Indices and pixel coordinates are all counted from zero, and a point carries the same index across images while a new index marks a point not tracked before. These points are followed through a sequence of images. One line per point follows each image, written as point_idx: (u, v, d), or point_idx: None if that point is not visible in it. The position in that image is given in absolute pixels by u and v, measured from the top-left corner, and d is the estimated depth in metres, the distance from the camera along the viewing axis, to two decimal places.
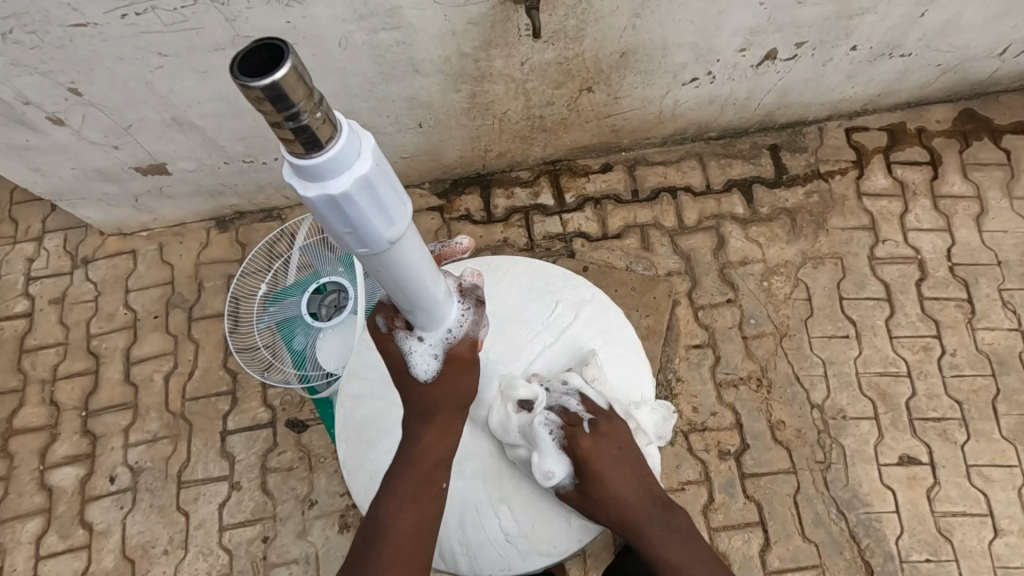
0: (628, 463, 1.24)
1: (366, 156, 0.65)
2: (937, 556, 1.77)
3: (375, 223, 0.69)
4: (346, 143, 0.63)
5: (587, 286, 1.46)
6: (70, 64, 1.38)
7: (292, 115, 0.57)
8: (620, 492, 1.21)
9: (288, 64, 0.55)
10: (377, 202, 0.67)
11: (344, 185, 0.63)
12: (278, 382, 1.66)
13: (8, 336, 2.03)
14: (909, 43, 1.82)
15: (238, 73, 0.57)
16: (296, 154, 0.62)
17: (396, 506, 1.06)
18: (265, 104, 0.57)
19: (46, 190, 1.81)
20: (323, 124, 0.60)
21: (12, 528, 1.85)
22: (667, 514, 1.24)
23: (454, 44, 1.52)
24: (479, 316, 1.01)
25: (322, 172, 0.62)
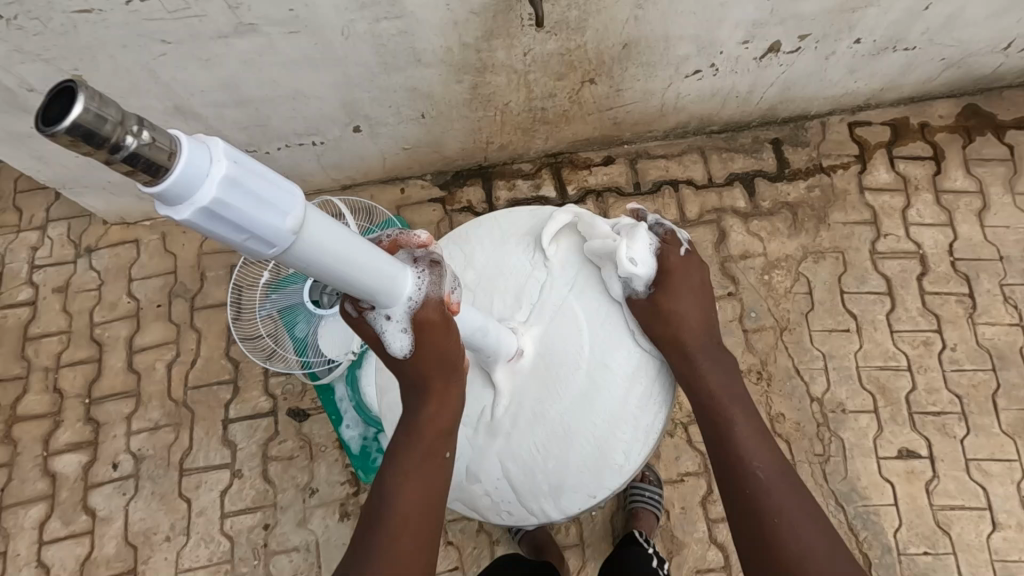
0: (695, 292, 1.26)
1: (223, 160, 0.62)
2: (935, 549, 1.77)
3: (267, 219, 0.65)
4: (191, 156, 0.59)
5: (557, 209, 1.41)
6: (72, 51, 1.39)
7: (114, 151, 0.54)
8: (682, 308, 1.23)
9: (82, 102, 0.52)
10: (262, 200, 0.64)
11: (210, 192, 0.60)
12: (281, 369, 1.69)
13: (12, 324, 2.04)
14: (911, 37, 1.82)
15: (47, 122, 0.54)
16: (145, 183, 0.59)
17: (402, 478, 1.07)
18: (79, 145, 0.54)
19: (49, 177, 1.82)
20: (154, 140, 0.56)
21: (15, 514, 1.86)
22: (718, 351, 1.26)
23: (456, 34, 1.52)
24: (437, 276, 0.97)
25: (180, 190, 0.59)
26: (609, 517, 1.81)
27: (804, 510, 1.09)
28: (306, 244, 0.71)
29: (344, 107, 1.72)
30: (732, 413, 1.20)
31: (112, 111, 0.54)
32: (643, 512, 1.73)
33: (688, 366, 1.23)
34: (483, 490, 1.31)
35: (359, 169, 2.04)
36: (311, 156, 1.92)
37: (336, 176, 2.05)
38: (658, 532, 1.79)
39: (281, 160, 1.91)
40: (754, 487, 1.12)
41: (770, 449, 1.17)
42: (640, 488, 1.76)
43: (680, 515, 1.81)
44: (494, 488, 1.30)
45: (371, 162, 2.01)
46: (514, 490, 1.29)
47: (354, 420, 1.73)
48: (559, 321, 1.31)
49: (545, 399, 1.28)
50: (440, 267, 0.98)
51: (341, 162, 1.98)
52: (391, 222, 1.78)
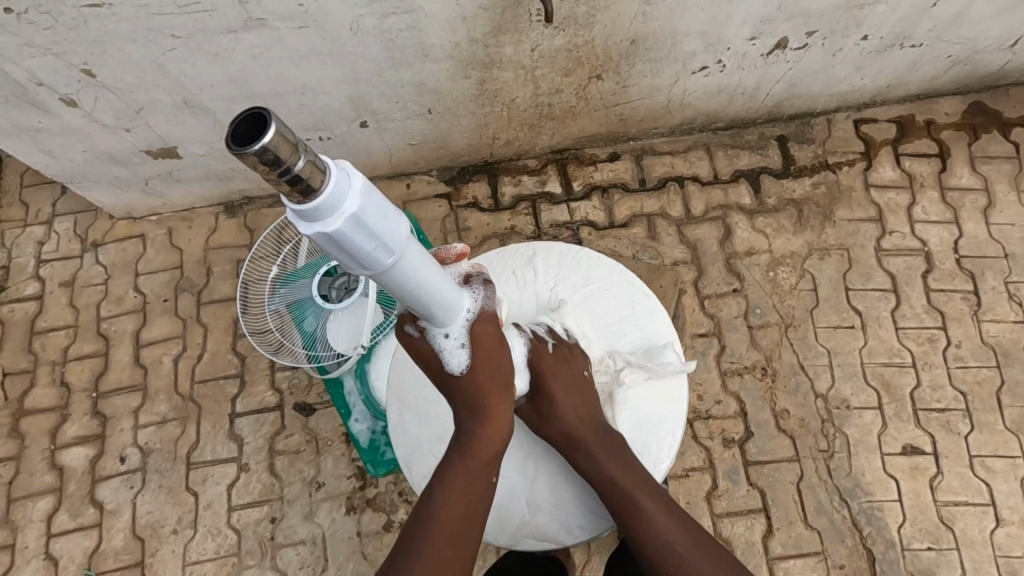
0: (578, 389, 1.26)
1: (358, 178, 0.68)
2: (938, 545, 1.78)
3: (394, 229, 0.71)
4: (338, 175, 0.65)
5: (524, 246, 1.46)
6: (83, 45, 1.39)
7: (289, 170, 0.59)
8: (563, 409, 1.23)
9: (273, 127, 0.58)
10: (386, 213, 0.70)
11: (355, 203, 0.66)
12: (288, 362, 1.68)
13: (19, 318, 2.05)
14: (919, 34, 1.82)
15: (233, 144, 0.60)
16: (297, 200, 0.63)
17: (444, 493, 1.09)
18: (261, 167, 0.59)
19: (57, 172, 1.82)
20: (316, 162, 0.62)
21: (23, 507, 1.87)
22: (610, 438, 1.25)
23: (464, 30, 1.52)
24: (490, 293, 1.03)
25: (334, 202, 0.64)
26: None
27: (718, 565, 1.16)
28: (409, 256, 0.76)
29: (350, 102, 1.72)
30: (633, 493, 1.20)
31: (289, 137, 0.60)
32: None
33: (580, 466, 1.24)
34: (551, 514, 1.29)
35: (365, 165, 2.04)
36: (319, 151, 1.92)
37: None
38: None
39: None
40: (672, 568, 1.16)
41: (674, 522, 1.20)
42: None
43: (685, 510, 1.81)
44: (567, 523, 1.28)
45: (378, 158, 2.01)
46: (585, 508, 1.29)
47: (361, 414, 1.75)
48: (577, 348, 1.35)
49: None
50: (491, 286, 1.04)
51: (347, 158, 1.98)
52: None
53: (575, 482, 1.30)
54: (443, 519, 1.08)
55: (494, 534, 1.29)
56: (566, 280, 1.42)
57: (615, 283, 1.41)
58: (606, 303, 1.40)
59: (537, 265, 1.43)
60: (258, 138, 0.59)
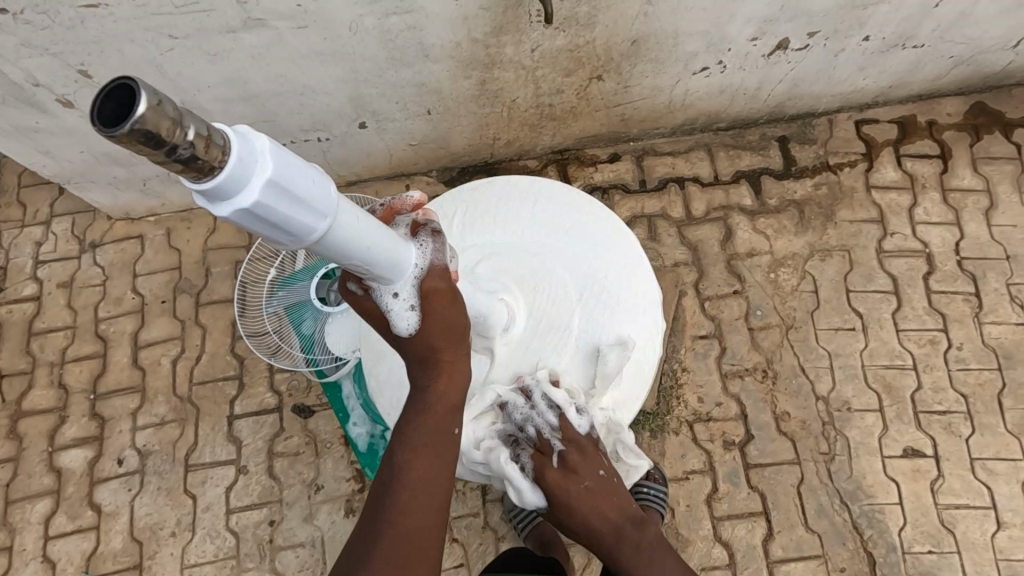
0: (596, 490, 1.26)
1: (258, 135, 0.66)
2: (939, 548, 1.78)
3: (309, 168, 0.71)
4: (238, 140, 0.62)
5: (490, 183, 1.46)
6: (80, 46, 1.38)
7: (178, 146, 0.56)
8: (579, 509, 1.24)
9: (143, 96, 0.54)
10: (299, 168, 0.68)
11: (263, 142, 0.65)
12: (287, 365, 1.67)
13: (17, 318, 2.04)
14: (922, 34, 1.81)
15: (103, 126, 0.55)
16: (214, 165, 0.60)
17: (409, 453, 1.02)
18: (160, 138, 0.55)
19: (54, 172, 1.81)
20: (210, 129, 0.59)
21: (22, 508, 1.86)
22: (641, 536, 1.28)
23: (464, 29, 1.51)
24: (439, 244, 1.00)
25: (247, 148, 0.63)
26: None
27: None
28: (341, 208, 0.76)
29: (350, 102, 1.71)
30: None
31: (170, 107, 0.56)
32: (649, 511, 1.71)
33: (614, 563, 1.26)
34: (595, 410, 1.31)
35: (365, 165, 2.03)
36: (318, 152, 1.91)
37: (341, 172, 2.04)
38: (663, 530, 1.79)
39: None
40: None
41: None
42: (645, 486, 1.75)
43: (685, 513, 1.81)
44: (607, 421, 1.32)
45: (377, 158, 2.00)
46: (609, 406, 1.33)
47: (360, 418, 1.76)
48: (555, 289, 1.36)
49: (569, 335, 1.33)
50: (441, 236, 1.00)
51: (347, 158, 1.97)
52: None
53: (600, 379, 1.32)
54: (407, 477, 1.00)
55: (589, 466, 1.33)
56: (534, 214, 1.43)
57: (579, 209, 1.43)
58: (573, 232, 1.41)
59: (507, 197, 1.44)
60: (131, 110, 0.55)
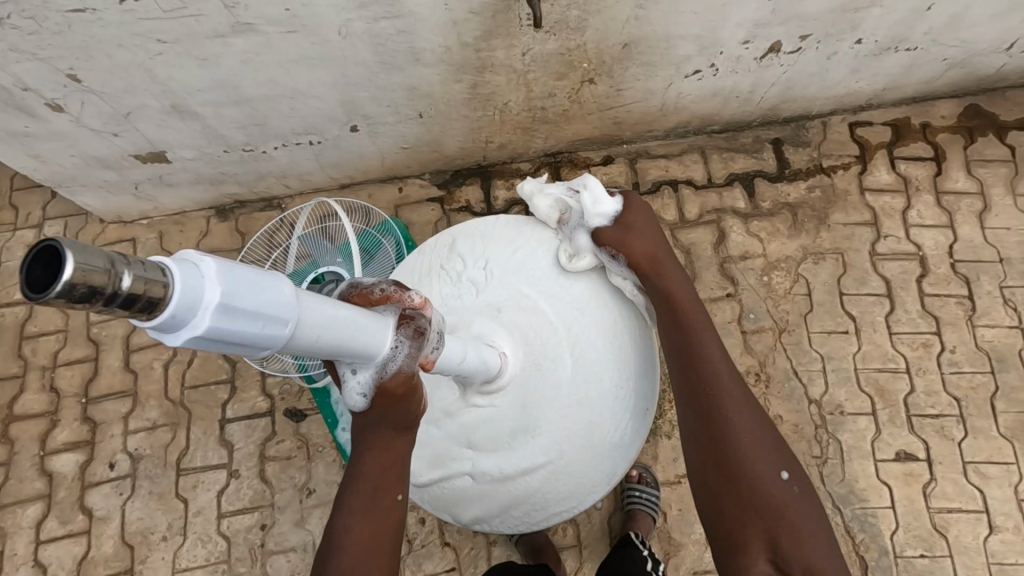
0: (650, 226, 1.26)
1: (213, 282, 0.60)
2: (931, 552, 1.78)
3: (272, 299, 0.65)
4: (176, 268, 0.58)
5: (518, 225, 1.40)
6: (69, 50, 1.38)
7: (113, 293, 0.53)
8: (640, 236, 1.24)
9: (66, 271, 0.51)
10: (250, 311, 0.62)
11: (214, 293, 0.59)
12: (276, 371, 1.73)
13: (9, 322, 2.04)
14: (914, 37, 1.80)
15: (37, 286, 0.53)
16: (146, 318, 0.57)
17: (350, 519, 0.98)
18: (81, 302, 0.53)
19: (46, 176, 1.81)
20: (144, 266, 0.55)
21: (13, 513, 1.86)
22: (675, 263, 1.25)
23: (455, 34, 1.51)
24: (416, 349, 0.87)
25: (188, 301, 0.58)
26: (607, 517, 1.81)
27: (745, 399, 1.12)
28: (310, 313, 0.70)
29: (342, 106, 1.71)
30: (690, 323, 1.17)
31: (95, 259, 0.53)
32: (640, 514, 1.72)
33: (650, 280, 1.21)
34: (528, 500, 1.31)
35: (358, 168, 2.02)
36: (310, 155, 1.91)
37: (334, 175, 2.04)
38: (655, 534, 1.79)
39: (280, 159, 1.90)
40: (708, 396, 1.11)
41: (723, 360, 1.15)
42: (637, 490, 1.76)
43: (677, 516, 1.80)
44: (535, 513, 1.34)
45: (370, 160, 2.00)
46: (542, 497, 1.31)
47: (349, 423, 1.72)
48: (545, 351, 1.28)
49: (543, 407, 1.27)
50: (423, 338, 0.88)
51: (339, 161, 1.97)
52: (388, 224, 1.75)
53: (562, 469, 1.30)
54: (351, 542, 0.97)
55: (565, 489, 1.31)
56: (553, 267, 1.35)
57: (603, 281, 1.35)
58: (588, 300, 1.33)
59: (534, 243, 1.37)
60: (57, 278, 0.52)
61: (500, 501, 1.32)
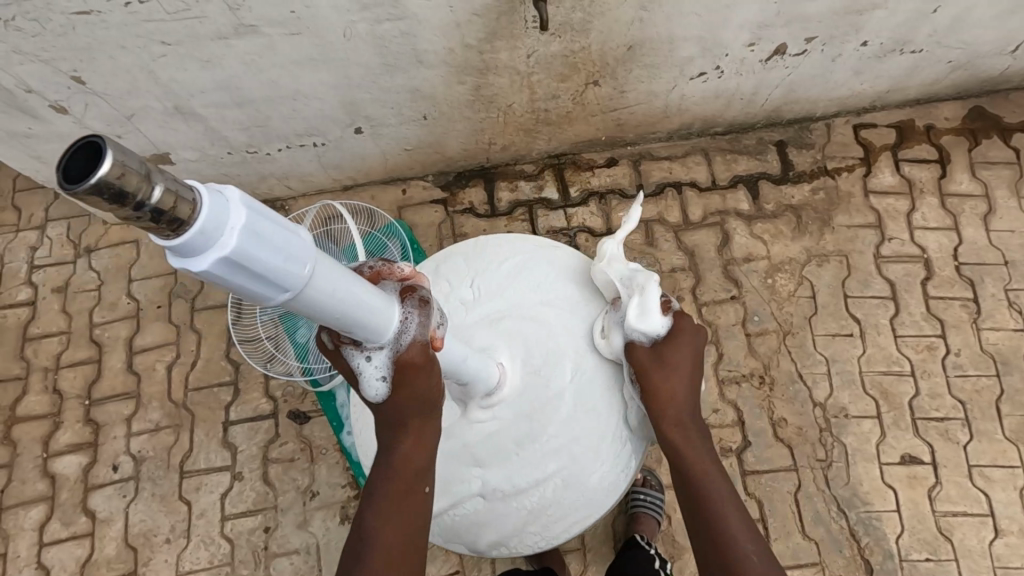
0: (683, 367, 1.23)
1: (240, 205, 0.61)
2: (936, 556, 1.77)
3: (292, 239, 0.66)
4: (208, 191, 0.59)
5: (507, 241, 1.44)
6: (72, 52, 1.37)
7: (144, 201, 0.54)
8: (671, 381, 1.22)
9: (109, 157, 0.52)
10: (272, 243, 0.64)
11: (241, 215, 0.61)
12: (281, 374, 1.71)
13: (11, 324, 2.03)
14: (918, 39, 1.80)
15: (69, 183, 0.53)
16: (170, 234, 0.57)
17: (380, 516, 1.00)
18: (114, 195, 0.53)
19: (49, 178, 1.81)
20: (179, 182, 0.57)
21: (15, 515, 1.86)
22: (697, 419, 1.24)
23: (458, 36, 1.50)
24: (425, 317, 0.88)
25: (217, 217, 0.59)
26: (611, 519, 1.80)
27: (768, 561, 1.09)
28: (325, 268, 0.71)
29: (345, 108, 1.71)
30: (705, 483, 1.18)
31: (134, 163, 0.54)
32: (644, 517, 1.72)
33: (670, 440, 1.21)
34: (536, 519, 1.30)
35: (361, 170, 2.02)
36: (313, 157, 1.90)
37: (337, 176, 2.04)
38: (658, 537, 1.78)
39: (283, 161, 1.90)
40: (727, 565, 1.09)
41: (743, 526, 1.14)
42: (641, 493, 1.75)
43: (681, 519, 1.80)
44: (546, 535, 1.31)
45: (373, 162, 1.99)
46: (549, 515, 1.30)
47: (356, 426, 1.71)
48: (542, 358, 1.31)
49: (543, 413, 1.29)
50: (428, 307, 0.88)
51: (342, 163, 1.96)
52: (393, 227, 1.77)
53: (566, 480, 1.29)
54: (382, 539, 0.98)
55: (573, 502, 1.29)
56: (544, 278, 1.39)
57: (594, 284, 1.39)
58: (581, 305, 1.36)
59: (523, 253, 1.41)
60: (96, 170, 0.53)
61: (505, 520, 1.30)
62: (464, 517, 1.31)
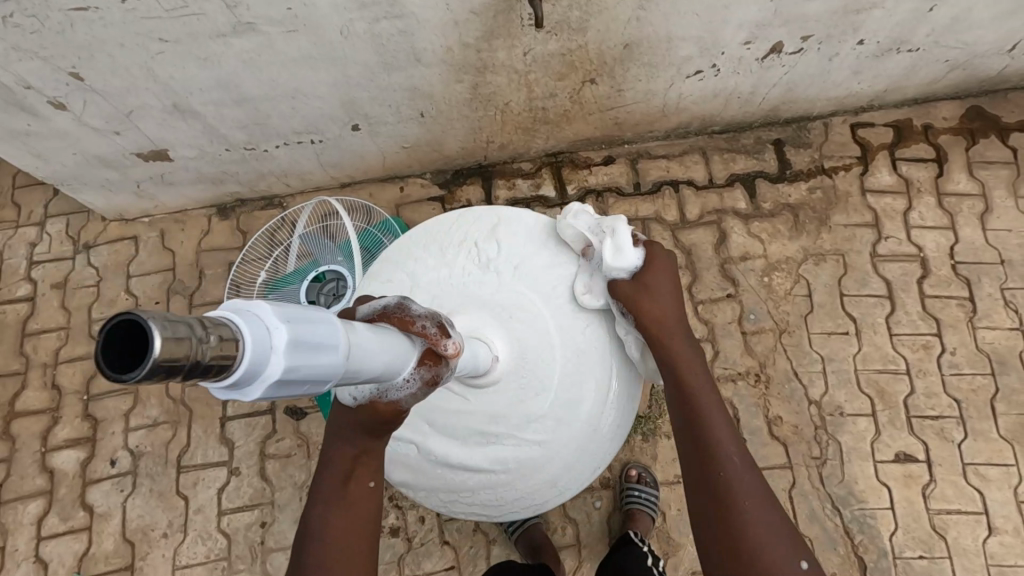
0: (670, 296, 1.17)
1: (280, 347, 0.57)
2: (930, 553, 1.78)
3: (324, 360, 0.62)
4: (247, 327, 0.55)
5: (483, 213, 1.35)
6: (70, 49, 1.38)
7: (195, 365, 0.50)
8: (658, 298, 1.15)
9: (157, 343, 0.48)
10: (305, 376, 0.60)
11: (278, 363, 0.57)
12: None
13: (11, 319, 2.04)
14: (916, 39, 1.80)
15: (113, 368, 0.50)
16: (211, 383, 0.54)
17: (327, 507, 0.92)
18: (159, 375, 0.50)
19: (48, 174, 1.81)
20: (222, 336, 0.53)
21: (14, 509, 1.87)
22: (690, 335, 1.15)
23: (456, 34, 1.51)
24: (423, 394, 0.80)
25: (254, 370, 0.55)
26: (606, 515, 1.81)
27: (784, 540, 0.93)
28: (356, 362, 0.67)
29: (343, 106, 1.71)
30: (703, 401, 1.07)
31: (179, 327, 0.50)
32: (639, 513, 1.73)
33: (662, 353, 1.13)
34: (532, 481, 1.24)
35: (358, 167, 2.03)
36: (311, 155, 1.91)
37: (335, 174, 2.04)
38: (653, 534, 1.79)
39: (280, 159, 1.91)
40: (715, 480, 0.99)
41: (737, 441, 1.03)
42: (636, 490, 1.76)
43: (677, 517, 1.80)
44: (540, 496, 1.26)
45: (371, 160, 2.00)
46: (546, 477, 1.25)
47: None
48: (535, 329, 1.21)
49: (535, 384, 1.20)
50: (434, 387, 0.81)
51: (341, 161, 1.97)
52: (388, 223, 1.76)
53: (563, 443, 1.23)
54: (326, 532, 0.91)
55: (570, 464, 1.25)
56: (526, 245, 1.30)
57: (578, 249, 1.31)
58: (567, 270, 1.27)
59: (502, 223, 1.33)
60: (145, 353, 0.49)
61: (497, 483, 1.24)
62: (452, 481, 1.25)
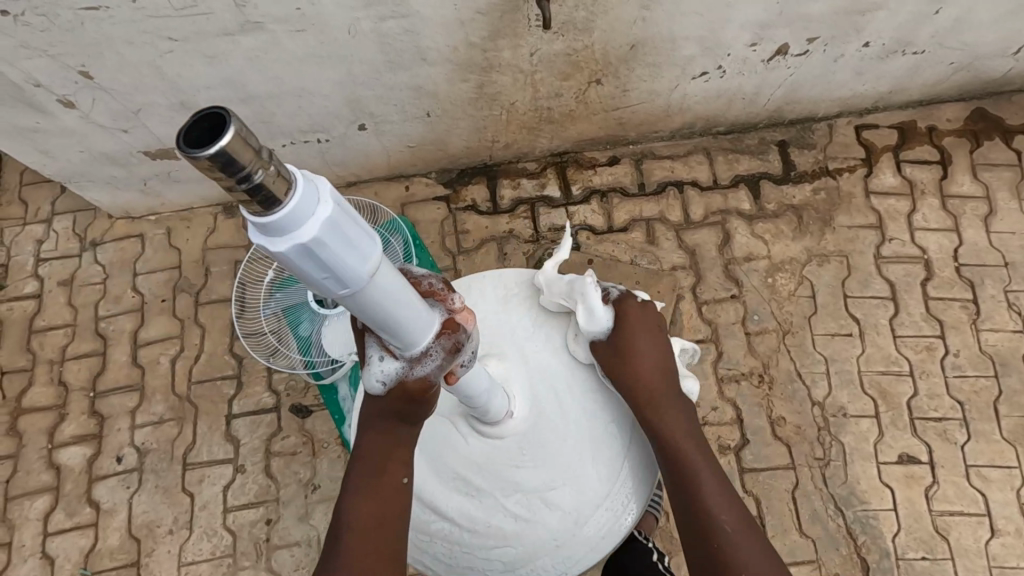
0: (646, 333, 1.21)
1: (322, 214, 0.58)
2: (932, 554, 1.78)
3: (348, 261, 0.61)
4: (305, 181, 0.57)
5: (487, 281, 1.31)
6: (79, 47, 1.39)
7: (248, 174, 0.51)
8: (635, 342, 1.19)
9: (228, 132, 0.50)
10: (321, 261, 0.59)
11: (309, 232, 0.57)
12: (284, 366, 1.71)
13: (17, 316, 2.05)
14: (921, 40, 1.81)
15: (186, 143, 0.52)
16: (251, 212, 0.55)
17: (357, 497, 0.93)
18: (216, 170, 0.51)
19: (56, 172, 1.82)
20: (280, 174, 0.54)
21: (21, 505, 1.88)
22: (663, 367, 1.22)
23: (462, 34, 1.52)
24: (448, 362, 0.79)
25: (286, 223, 0.56)
26: None
27: None
28: (378, 290, 0.66)
29: (349, 105, 1.72)
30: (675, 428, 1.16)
31: (252, 137, 0.52)
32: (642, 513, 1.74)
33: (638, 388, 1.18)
34: (543, 550, 1.16)
35: (364, 167, 2.04)
36: (317, 153, 1.92)
37: (340, 173, 2.05)
38: (657, 533, 1.80)
39: (286, 158, 1.92)
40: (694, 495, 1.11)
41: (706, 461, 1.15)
42: None
43: None
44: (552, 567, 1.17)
45: (376, 159, 2.01)
46: (556, 547, 1.16)
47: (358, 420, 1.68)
48: (552, 384, 1.21)
49: (551, 430, 1.18)
50: (458, 352, 0.80)
51: (346, 160, 1.98)
52: (395, 223, 1.77)
53: (576, 502, 1.16)
54: (358, 522, 0.92)
55: (586, 531, 1.16)
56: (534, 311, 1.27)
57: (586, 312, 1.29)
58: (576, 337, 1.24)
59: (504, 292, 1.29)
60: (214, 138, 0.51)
61: (505, 553, 1.16)
62: (462, 552, 1.17)
